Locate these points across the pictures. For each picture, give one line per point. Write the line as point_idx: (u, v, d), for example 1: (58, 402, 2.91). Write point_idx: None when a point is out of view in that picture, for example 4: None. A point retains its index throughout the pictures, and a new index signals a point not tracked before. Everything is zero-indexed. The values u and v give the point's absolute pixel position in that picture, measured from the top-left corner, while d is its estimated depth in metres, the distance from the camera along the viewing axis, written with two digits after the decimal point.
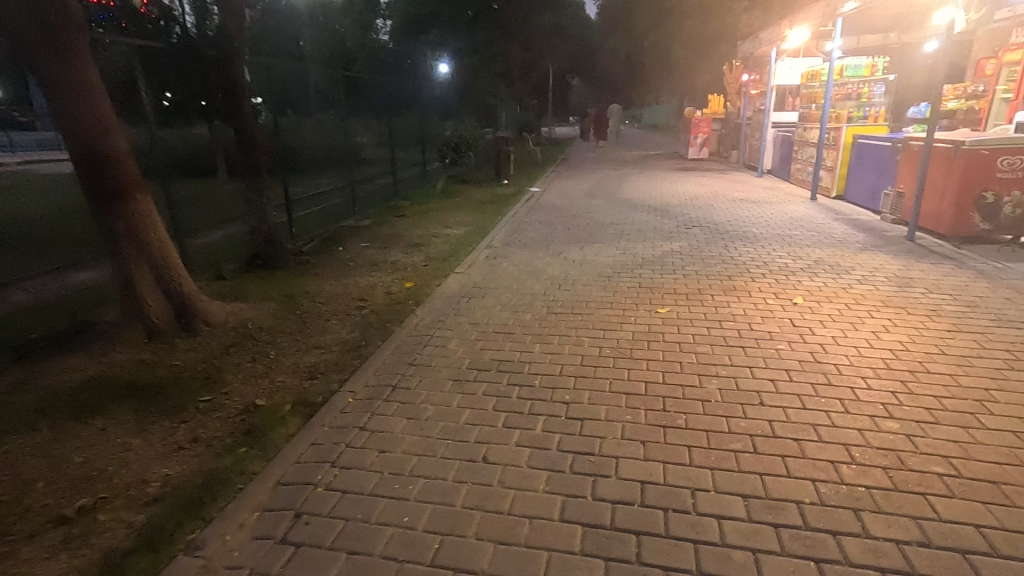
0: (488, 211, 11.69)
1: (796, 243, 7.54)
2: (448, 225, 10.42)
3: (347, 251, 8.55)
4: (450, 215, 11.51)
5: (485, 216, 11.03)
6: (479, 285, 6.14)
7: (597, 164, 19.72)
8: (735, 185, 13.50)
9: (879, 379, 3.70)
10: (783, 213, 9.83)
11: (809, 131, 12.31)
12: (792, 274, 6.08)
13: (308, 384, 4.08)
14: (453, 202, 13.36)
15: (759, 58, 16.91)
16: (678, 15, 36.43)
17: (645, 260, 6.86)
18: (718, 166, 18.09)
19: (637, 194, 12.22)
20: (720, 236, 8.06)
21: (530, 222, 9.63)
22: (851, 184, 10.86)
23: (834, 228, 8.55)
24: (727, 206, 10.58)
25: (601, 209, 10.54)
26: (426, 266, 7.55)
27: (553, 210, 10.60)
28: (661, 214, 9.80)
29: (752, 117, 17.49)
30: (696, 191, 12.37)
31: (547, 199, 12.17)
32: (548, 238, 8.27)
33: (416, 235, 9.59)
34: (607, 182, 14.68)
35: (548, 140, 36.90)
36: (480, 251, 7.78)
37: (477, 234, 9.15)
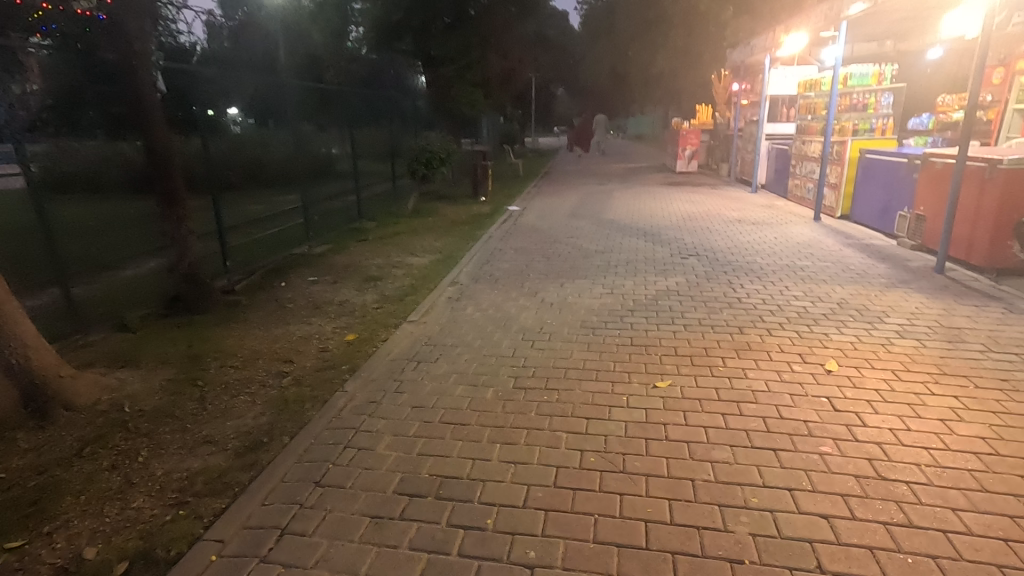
0: (461, 234, 10.59)
1: (811, 279, 6.47)
2: (414, 252, 9.32)
3: (292, 287, 7.41)
4: (418, 239, 10.39)
5: (458, 240, 9.95)
6: (433, 341, 4.98)
7: (582, 179, 18.72)
8: (731, 203, 12.45)
9: (980, 514, 2.60)
10: (789, 238, 8.77)
11: (810, 144, 11.34)
12: (815, 324, 5.00)
13: (170, 517, 2.90)
14: (424, 222, 12.23)
15: (751, 66, 16.05)
16: (662, 25, 35.72)
17: (637, 303, 5.73)
18: (709, 180, 17.15)
19: (625, 214, 11.12)
20: (722, 269, 6.96)
21: (505, 249, 8.50)
22: (858, 203, 9.90)
23: (848, 257, 7.54)
24: (726, 230, 9.52)
25: (586, 233, 9.41)
26: (379, 308, 6.40)
27: (532, 235, 9.48)
28: (654, 240, 8.70)
29: (743, 129, 16.56)
30: (691, 212, 11.31)
31: (526, 220, 11.10)
32: (524, 272, 7.11)
33: (377, 265, 8.45)
34: (592, 200, 13.62)
35: (532, 151, 36.11)
36: (444, 290, 6.62)
37: (444, 266, 8.01)
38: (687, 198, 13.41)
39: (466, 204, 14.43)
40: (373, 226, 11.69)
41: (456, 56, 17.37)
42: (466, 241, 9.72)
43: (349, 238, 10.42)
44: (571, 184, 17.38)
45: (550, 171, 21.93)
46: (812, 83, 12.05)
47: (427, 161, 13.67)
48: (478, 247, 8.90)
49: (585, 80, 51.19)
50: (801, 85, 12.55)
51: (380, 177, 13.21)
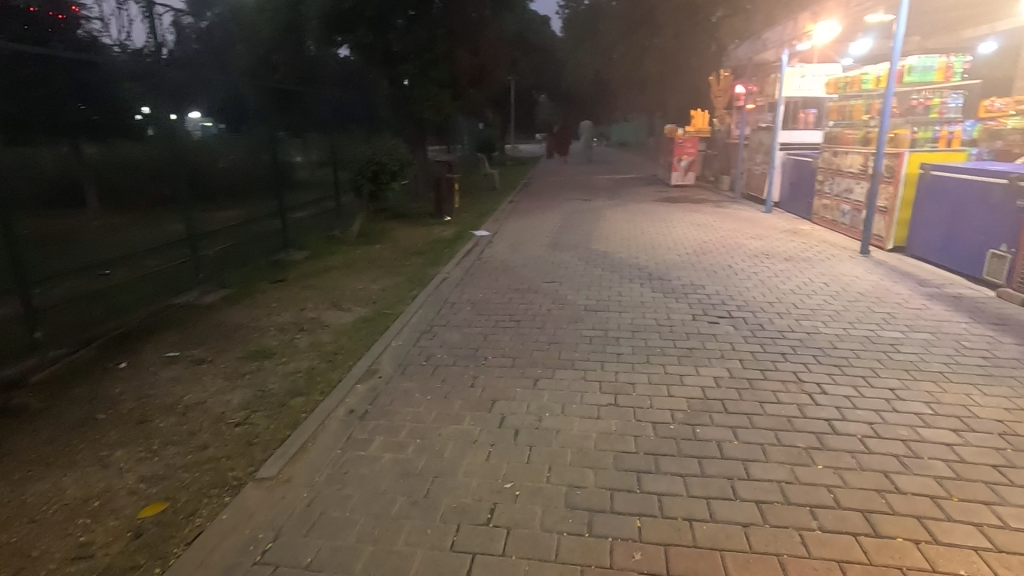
0: (409, 270, 8.22)
1: (919, 370, 4.19)
2: (340, 300, 6.91)
3: (134, 371, 4.93)
4: (352, 279, 7.98)
5: (403, 281, 7.57)
6: (284, 547, 2.59)
7: (565, 192, 16.42)
8: (752, 227, 10.08)
9: None
10: (847, 284, 6.47)
11: (848, 157, 9.21)
12: (998, 504, 2.71)
13: None
14: (368, 251, 9.84)
15: (758, 65, 13.99)
16: (649, 27, 33.69)
17: (659, 435, 3.37)
18: (710, 196, 14.98)
19: (620, 244, 8.77)
20: (776, 347, 4.63)
21: (460, 304, 6.08)
22: (919, 233, 7.72)
23: (945, 319, 5.29)
24: (757, 269, 7.20)
25: (571, 275, 7.02)
26: (241, 422, 3.97)
27: (499, 277, 7.11)
28: (664, 289, 6.34)
29: (749, 136, 14.42)
30: (702, 240, 8.97)
31: (496, 251, 8.78)
32: (478, 353, 4.70)
33: (276, 327, 6.01)
34: (580, 221, 11.25)
35: (512, 161, 33.96)
36: (350, 391, 4.18)
37: (370, 331, 5.59)
38: (692, 219, 11.11)
39: (426, 226, 12.05)
40: (302, 258, 9.24)
41: (417, 51, 14.94)
42: (411, 284, 7.33)
43: (263, 277, 7.99)
44: (552, 199, 15.05)
45: (529, 183, 19.62)
46: (847, 80, 9.83)
47: (373, 175, 11.00)
48: (422, 297, 6.47)
49: (566, 85, 49.15)
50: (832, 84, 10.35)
51: (314, 193, 10.67)
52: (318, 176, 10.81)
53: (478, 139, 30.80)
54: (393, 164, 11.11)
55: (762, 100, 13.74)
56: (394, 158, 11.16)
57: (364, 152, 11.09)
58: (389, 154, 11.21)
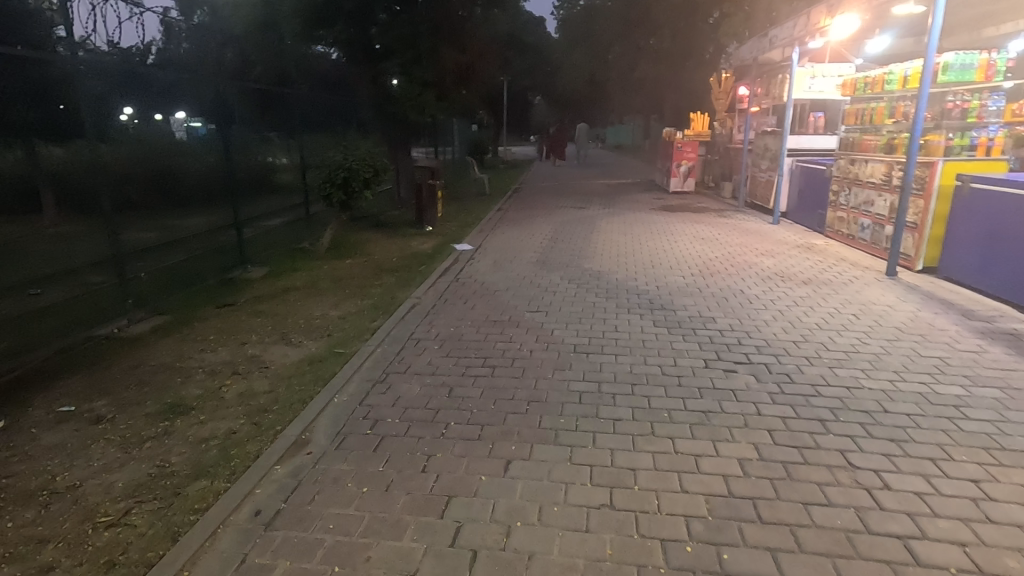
0: (377, 293, 7.25)
1: (1000, 448, 3.27)
2: (289, 333, 5.92)
3: (9, 435, 3.92)
4: (310, 303, 7.00)
5: (367, 308, 6.60)
6: None
7: (558, 199, 15.48)
8: (765, 243, 9.10)
9: None
10: (882, 318, 5.52)
11: (867, 165, 8.30)
12: None
13: None
14: (336, 267, 8.85)
15: (763, 65, 13.09)
16: (645, 27, 32.78)
17: (672, 565, 2.42)
18: (711, 204, 14.06)
19: (618, 263, 7.79)
20: (812, 411, 3.68)
21: (425, 343, 5.09)
22: (952, 253, 6.82)
23: (1011, 368, 4.36)
24: (775, 296, 6.24)
25: (560, 303, 6.06)
26: (115, 523, 2.99)
27: (476, 304, 6.13)
28: (669, 323, 5.37)
29: (753, 141, 13.52)
30: (711, 259, 7.96)
31: (477, 269, 7.82)
32: (437, 419, 3.71)
33: (204, 370, 5.01)
34: (574, 233, 10.26)
35: (505, 164, 33.02)
36: (264, 478, 3.19)
37: (312, 379, 4.59)
38: (697, 232, 10.15)
39: (404, 238, 11.07)
40: (259, 276, 8.24)
41: (400, 48, 13.95)
42: (375, 312, 6.35)
43: (208, 301, 6.98)
44: (542, 207, 14.10)
45: (520, 189, 18.66)
46: (867, 79, 8.89)
47: (344, 182, 9.73)
48: (382, 332, 5.48)
49: (561, 87, 48.23)
50: (850, 84, 9.55)
51: (277, 201, 9.59)
52: (282, 183, 9.76)
53: (469, 141, 29.82)
54: (366, 171, 9.85)
55: (767, 102, 12.85)
56: (366, 164, 9.90)
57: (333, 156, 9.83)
58: (361, 159, 9.92)
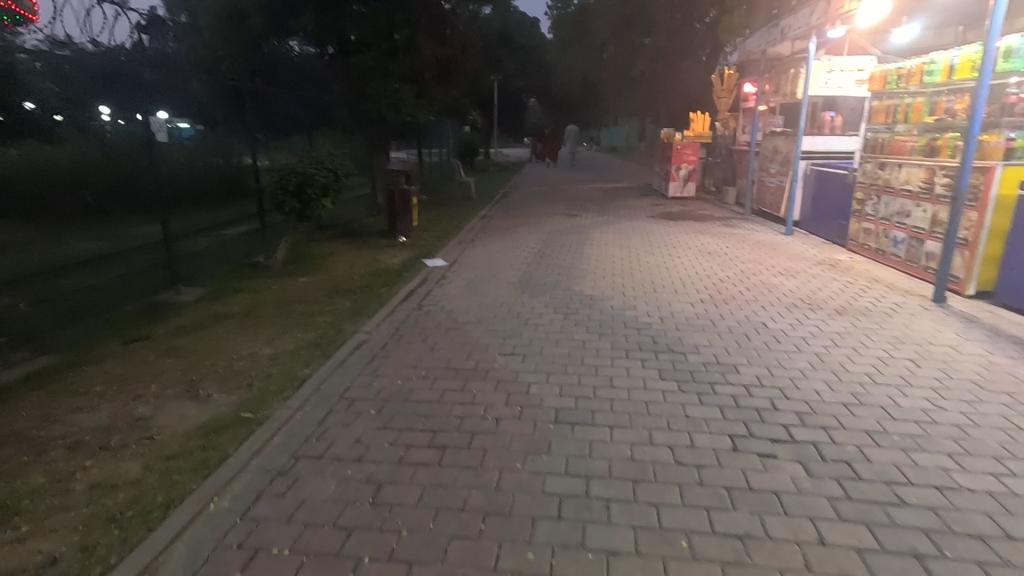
0: (322, 324, 6.01)
1: None
2: (199, 382, 4.68)
3: None
4: (240, 336, 5.76)
5: (305, 346, 5.36)
6: None
7: (548, 204, 14.32)
8: (782, 260, 7.91)
9: None
10: (949, 366, 4.35)
11: (901, 170, 7.20)
12: None
13: None
14: (287, 287, 7.62)
15: (771, 58, 11.92)
16: (640, 25, 31.49)
17: None
18: (714, 211, 12.93)
19: (613, 285, 6.58)
20: (899, 538, 2.52)
21: (359, 406, 3.87)
22: (1013, 276, 5.67)
23: None
24: (807, 332, 5.06)
25: (542, 342, 4.87)
26: None
27: (437, 344, 4.91)
28: (679, 374, 4.19)
29: (760, 142, 12.37)
30: (723, 281, 6.74)
31: (446, 293, 6.58)
32: (343, 554, 2.51)
33: (67, 442, 3.78)
34: (566, 246, 9.03)
35: (496, 166, 31.85)
36: None
37: (197, 464, 3.36)
38: (704, 245, 8.96)
39: (372, 250, 9.83)
40: (192, 299, 7.01)
41: (375, 39, 12.70)
42: (313, 351, 5.11)
43: (114, 334, 5.75)
44: (531, 214, 12.89)
45: (509, 193, 17.44)
46: (900, 71, 7.53)
47: (297, 189, 8.25)
48: (309, 385, 4.25)
49: (555, 87, 46.98)
50: (874, 77, 8.16)
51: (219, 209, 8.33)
52: (226, 190, 8.53)
53: (458, 142, 28.63)
54: (321, 177, 8.33)
55: (777, 100, 11.66)
56: (322, 169, 8.39)
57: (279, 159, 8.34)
58: (315, 162, 8.40)
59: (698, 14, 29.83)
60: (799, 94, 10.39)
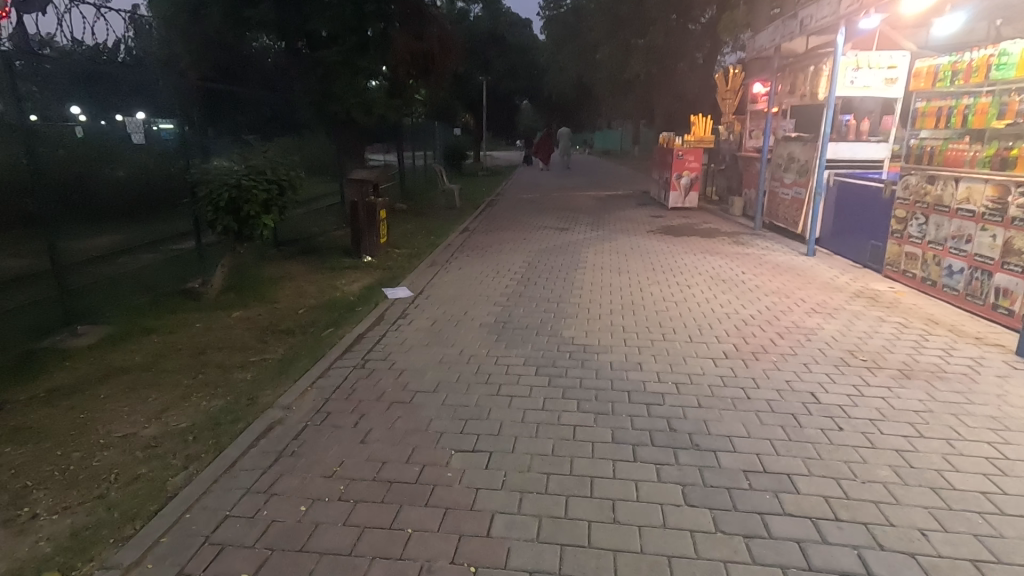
0: (238, 385, 4.65)
1: None
2: (31, 491, 3.30)
3: None
4: (124, 405, 4.39)
5: (201, 424, 4.00)
6: None
7: (537, 216, 13.03)
8: (811, 292, 6.61)
9: None
10: None
11: (959, 187, 5.99)
12: None
13: None
14: (214, 325, 6.25)
15: (787, 54, 10.64)
16: (635, 25, 30.21)
17: None
18: (720, 224, 11.66)
19: (611, 332, 5.24)
20: None
21: (230, 562, 2.53)
22: None
23: None
24: (874, 411, 3.75)
25: (517, 430, 3.54)
26: None
27: (373, 431, 3.57)
28: (714, 496, 2.87)
29: (772, 149, 11.11)
30: (745, 326, 5.42)
31: (403, 339, 5.24)
32: None
33: None
34: (556, 272, 7.67)
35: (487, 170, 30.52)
36: None
37: None
38: (717, 270, 7.65)
39: (331, 273, 8.46)
40: (88, 344, 5.62)
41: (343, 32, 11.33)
42: (207, 435, 3.76)
43: None
44: (517, 227, 11.56)
45: (496, 202, 16.09)
46: (956, 65, 6.26)
47: (232, 204, 6.82)
48: (170, 509, 2.90)
49: (547, 89, 45.71)
50: (918, 74, 6.89)
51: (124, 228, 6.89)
52: (134, 208, 7.14)
53: (445, 146, 27.30)
54: (262, 191, 6.88)
55: (792, 101, 10.40)
56: (263, 181, 6.94)
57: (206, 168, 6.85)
58: (254, 173, 6.95)
59: (695, 14, 28.64)
60: (821, 95, 9.16)
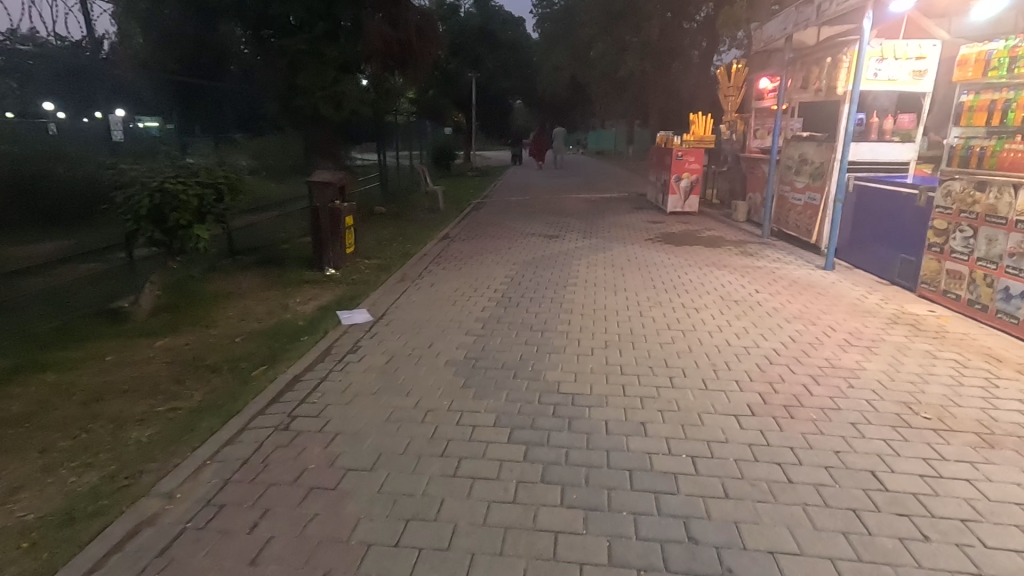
0: (124, 451, 3.59)
1: None
2: None
3: None
4: None
5: (52, 517, 2.95)
6: None
7: (525, 221, 12.02)
8: (840, 317, 5.63)
9: None
10: None
11: (1019, 196, 5.04)
12: None
13: None
14: (130, 358, 5.20)
15: (800, 45, 9.68)
16: (631, 21, 29.23)
17: None
18: (724, 232, 10.70)
19: (605, 375, 4.23)
20: None
21: None
22: None
23: None
24: (965, 506, 2.77)
25: (477, 541, 2.54)
26: None
27: (276, 542, 2.56)
28: None
29: (782, 149, 10.14)
30: (769, 366, 4.42)
31: (346, 384, 4.19)
32: None
33: None
34: (542, 290, 6.63)
35: (477, 170, 29.49)
36: None
37: None
38: (729, 290, 6.64)
39: (287, 289, 7.42)
40: None
41: (311, 17, 10.25)
42: (47, 542, 2.69)
43: None
44: (501, 234, 10.54)
45: (482, 205, 15.06)
46: (1014, 52, 5.34)
47: (156, 213, 5.65)
48: None
49: (539, 87, 44.67)
50: (965, 61, 5.96)
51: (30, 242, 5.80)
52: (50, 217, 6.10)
53: (433, 145, 26.21)
54: (194, 196, 5.74)
55: (804, 97, 9.42)
56: (195, 184, 5.81)
57: (124, 166, 5.64)
58: (183, 175, 5.79)
59: (692, 10, 27.75)
60: (840, 89, 8.12)
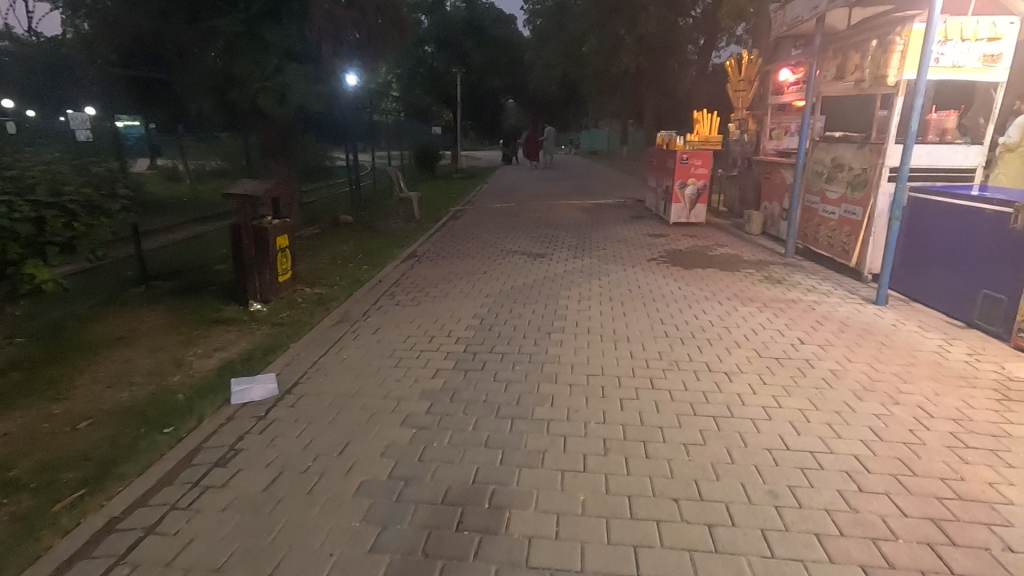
0: None
1: None
2: None
3: None
4: None
5: None
6: None
7: (508, 234, 10.39)
8: (931, 391, 4.03)
9: None
10: None
11: None
12: None
13: None
14: None
15: (835, 29, 8.13)
16: (625, 13, 27.57)
17: None
18: (740, 249, 9.12)
19: (605, 526, 2.65)
20: None
21: None
22: None
23: None
24: None
25: None
26: None
27: None
28: None
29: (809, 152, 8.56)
30: (859, 497, 2.85)
31: (183, 546, 2.57)
32: None
33: None
34: (518, 340, 5.01)
35: (462, 171, 27.78)
36: None
37: None
38: (763, 339, 5.03)
39: (193, 334, 5.76)
40: None
41: None
42: None
43: None
44: (478, 252, 8.92)
45: (461, 214, 13.42)
46: None
47: None
48: None
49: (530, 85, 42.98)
50: None
51: None
52: None
53: (415, 145, 24.47)
54: (25, 218, 4.01)
55: (839, 90, 7.83)
56: (27, 203, 4.08)
57: None
58: (9, 190, 4.06)
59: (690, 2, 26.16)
60: (891, 78, 6.54)
